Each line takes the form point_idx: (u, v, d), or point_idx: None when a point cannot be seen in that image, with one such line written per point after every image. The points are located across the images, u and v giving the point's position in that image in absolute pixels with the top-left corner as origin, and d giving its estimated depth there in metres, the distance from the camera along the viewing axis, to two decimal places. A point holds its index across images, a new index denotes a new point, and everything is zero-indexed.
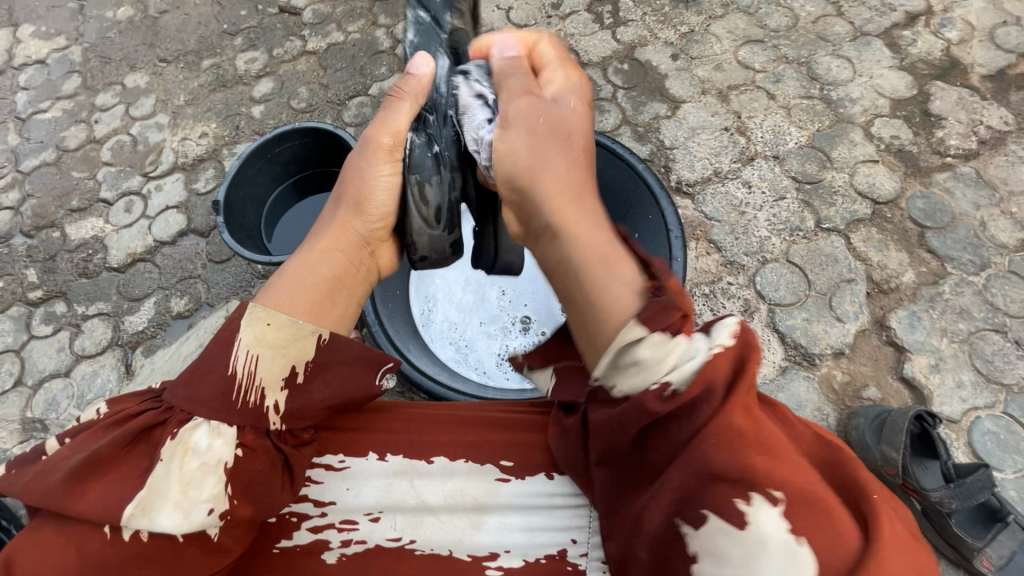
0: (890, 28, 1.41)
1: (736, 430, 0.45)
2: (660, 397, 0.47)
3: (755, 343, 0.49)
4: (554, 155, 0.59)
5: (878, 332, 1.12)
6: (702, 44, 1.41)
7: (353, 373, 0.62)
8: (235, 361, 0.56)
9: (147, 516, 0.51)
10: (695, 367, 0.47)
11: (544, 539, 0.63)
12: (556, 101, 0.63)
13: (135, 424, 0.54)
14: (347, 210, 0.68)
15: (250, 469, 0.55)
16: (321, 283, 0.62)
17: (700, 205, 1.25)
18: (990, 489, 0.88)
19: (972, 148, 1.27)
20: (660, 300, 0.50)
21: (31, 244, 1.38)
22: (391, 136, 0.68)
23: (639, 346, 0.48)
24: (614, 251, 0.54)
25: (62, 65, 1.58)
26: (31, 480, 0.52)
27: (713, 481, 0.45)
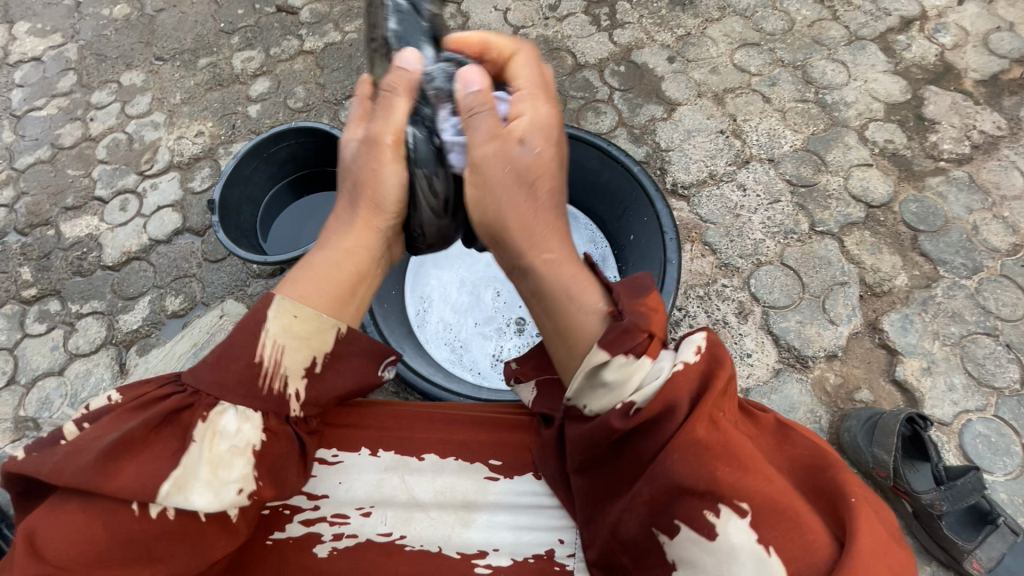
0: (885, 32, 1.42)
1: (701, 443, 0.46)
2: (623, 415, 0.50)
3: (720, 357, 0.50)
4: (525, 207, 0.61)
5: (871, 335, 1.13)
6: (698, 47, 1.42)
7: (363, 363, 0.63)
8: (261, 348, 0.55)
9: (181, 495, 0.51)
10: (656, 386, 0.49)
11: (533, 538, 0.64)
12: (523, 143, 0.61)
13: (164, 405, 0.53)
14: (363, 208, 0.66)
15: (273, 453, 0.56)
16: (344, 278, 0.62)
17: (696, 207, 1.25)
18: (981, 491, 0.89)
19: (965, 152, 1.28)
20: (621, 324, 0.53)
21: (25, 242, 1.37)
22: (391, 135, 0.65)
23: (605, 369, 0.52)
24: (583, 283, 0.58)
25: (58, 63, 1.57)
26: (58, 460, 0.50)
27: (681, 494, 0.46)
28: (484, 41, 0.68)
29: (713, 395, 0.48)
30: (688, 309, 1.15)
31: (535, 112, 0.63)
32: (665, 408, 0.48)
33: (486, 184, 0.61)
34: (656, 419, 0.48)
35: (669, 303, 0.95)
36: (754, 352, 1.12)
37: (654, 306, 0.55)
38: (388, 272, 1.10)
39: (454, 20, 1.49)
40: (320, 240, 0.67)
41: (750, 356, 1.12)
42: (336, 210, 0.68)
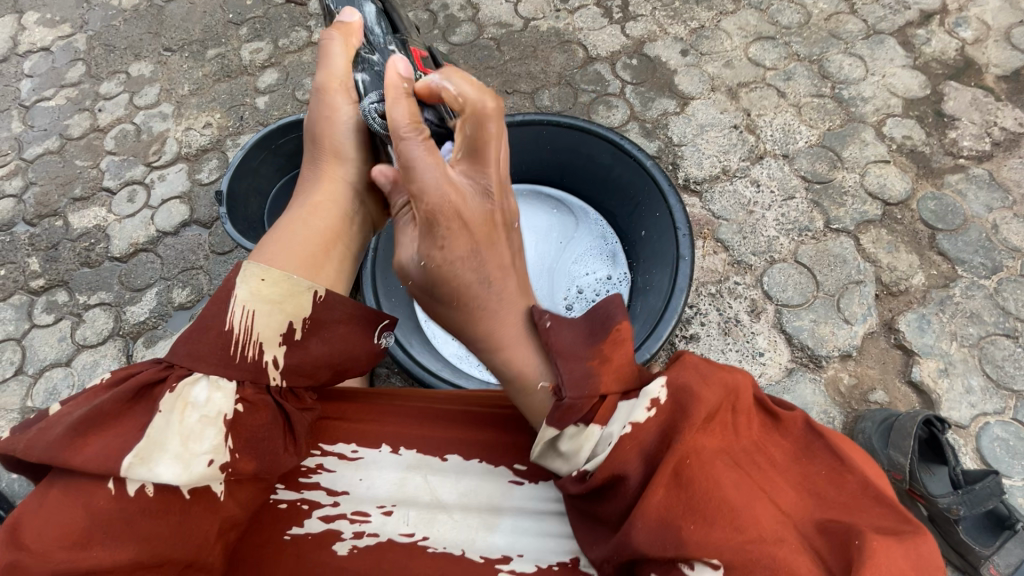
0: (904, 26, 1.39)
1: (661, 505, 0.45)
2: (579, 480, 0.50)
3: (685, 403, 0.47)
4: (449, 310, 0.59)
5: (887, 335, 1.10)
6: (712, 40, 1.40)
7: (350, 332, 0.61)
8: (231, 315, 0.55)
9: (146, 466, 0.49)
10: (602, 456, 0.48)
11: (557, 545, 0.62)
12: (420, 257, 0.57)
13: (135, 379, 0.52)
14: (326, 162, 0.75)
15: (250, 424, 0.54)
16: (321, 225, 0.69)
17: (708, 203, 1.23)
18: (999, 495, 0.87)
19: (985, 150, 1.25)
20: (563, 403, 0.52)
21: (33, 233, 1.37)
22: (338, 81, 0.77)
23: (559, 441, 0.52)
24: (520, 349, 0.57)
25: (67, 53, 1.57)
26: (32, 437, 0.49)
27: (647, 555, 0.46)
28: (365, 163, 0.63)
29: (676, 449, 0.46)
30: (700, 307, 1.14)
31: (423, 207, 0.55)
32: (616, 475, 0.47)
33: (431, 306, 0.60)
34: (612, 483, 0.48)
35: (681, 301, 0.93)
36: (766, 351, 1.10)
37: (604, 359, 0.52)
38: None
39: (464, 12, 1.47)
40: (291, 203, 0.73)
41: (762, 355, 1.10)
42: (303, 173, 0.76)
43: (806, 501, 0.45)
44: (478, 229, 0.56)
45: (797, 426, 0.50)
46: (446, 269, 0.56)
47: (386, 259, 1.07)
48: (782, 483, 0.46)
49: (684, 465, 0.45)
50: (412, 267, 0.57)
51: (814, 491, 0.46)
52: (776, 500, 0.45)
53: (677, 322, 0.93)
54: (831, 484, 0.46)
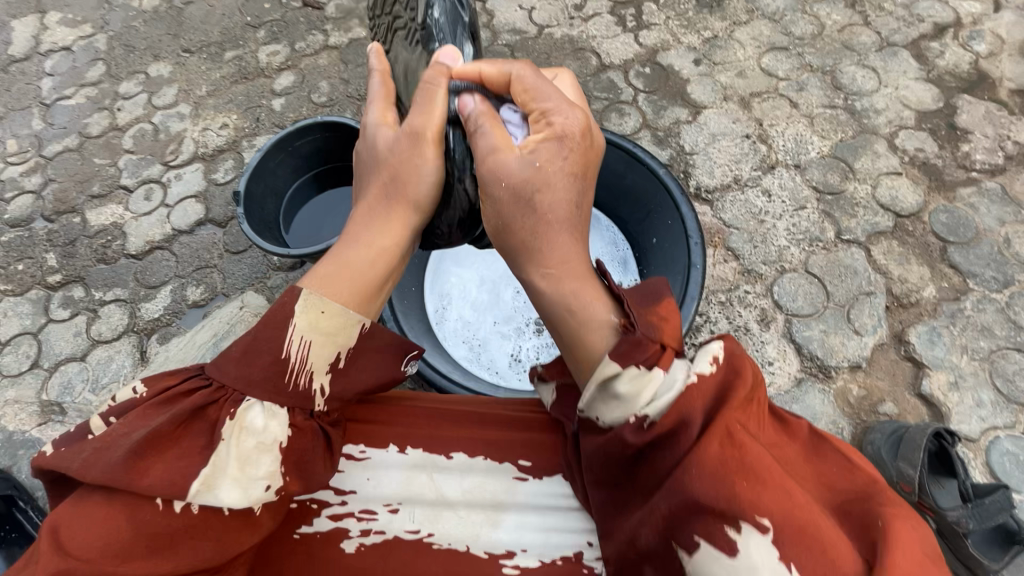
0: (918, 39, 1.40)
1: (717, 458, 0.45)
2: (638, 429, 0.49)
3: (737, 366, 0.50)
4: (523, 220, 0.63)
5: (897, 346, 1.10)
6: (725, 50, 1.40)
7: (385, 358, 0.63)
8: (288, 342, 0.55)
9: (208, 492, 0.50)
10: (670, 397, 0.48)
11: (561, 540, 0.64)
12: (524, 160, 0.62)
13: (190, 402, 0.52)
14: (398, 203, 0.68)
15: (300, 447, 0.55)
16: (376, 275, 0.63)
17: (720, 212, 1.24)
18: (1010, 508, 0.87)
19: (998, 163, 1.25)
20: (633, 335, 0.53)
21: (51, 228, 1.39)
22: (433, 132, 0.67)
23: (616, 380, 0.51)
24: (590, 296, 0.59)
25: (88, 53, 1.59)
26: (85, 457, 0.49)
27: (698, 511, 0.44)
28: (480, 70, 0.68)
29: (730, 409, 0.47)
30: (709, 315, 1.14)
31: (556, 123, 0.64)
32: (679, 421, 0.47)
33: (491, 207, 0.64)
34: (672, 432, 0.47)
35: (693, 308, 0.94)
36: (775, 360, 1.10)
37: (665, 315, 0.55)
38: (408, 269, 1.10)
39: (479, 18, 1.48)
40: (353, 227, 0.67)
41: (771, 364, 1.10)
42: (368, 199, 0.69)
43: (830, 494, 0.46)
44: (588, 153, 0.66)
45: (804, 430, 0.51)
46: (555, 180, 0.63)
47: None
48: (809, 473, 0.47)
49: (736, 427, 0.47)
50: (520, 168, 0.62)
51: (832, 483, 0.47)
52: (806, 483, 0.46)
53: (689, 328, 0.94)
54: (847, 477, 0.47)
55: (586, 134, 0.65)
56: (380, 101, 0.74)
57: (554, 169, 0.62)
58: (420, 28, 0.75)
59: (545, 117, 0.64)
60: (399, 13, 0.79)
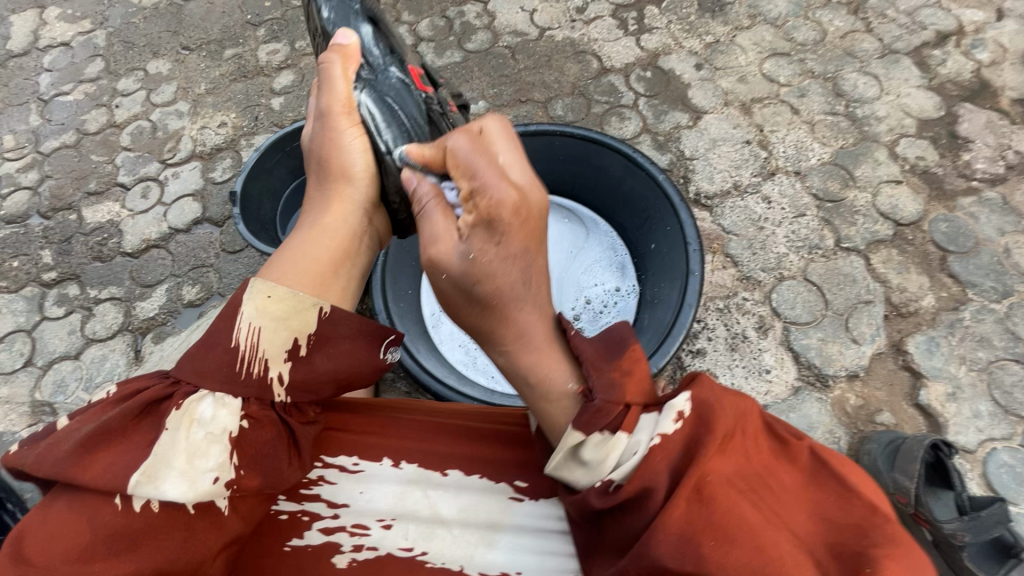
0: (920, 46, 1.39)
1: (682, 519, 0.45)
2: (603, 493, 0.51)
3: (708, 420, 0.48)
4: (467, 308, 0.60)
5: (895, 356, 1.10)
6: (727, 55, 1.40)
7: (355, 345, 0.62)
8: (238, 331, 0.56)
9: (153, 484, 0.49)
10: (633, 465, 0.49)
11: (557, 565, 0.62)
12: (462, 255, 0.56)
13: (144, 394, 0.53)
14: (334, 187, 0.73)
15: (258, 441, 0.54)
16: (325, 254, 0.67)
17: (718, 218, 1.23)
18: (1007, 522, 0.85)
19: (999, 173, 1.25)
20: (593, 404, 0.53)
21: (47, 226, 1.38)
22: (340, 106, 0.75)
23: (582, 448, 0.52)
24: (547, 357, 0.58)
25: (86, 49, 1.58)
26: (40, 454, 0.50)
27: (664, 574, 0.45)
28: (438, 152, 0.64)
29: (701, 463, 0.46)
30: (707, 322, 1.14)
31: (483, 205, 0.56)
32: (643, 486, 0.47)
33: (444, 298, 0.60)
34: (637, 496, 0.48)
35: (690, 316, 0.93)
36: (773, 368, 1.10)
37: (629, 369, 0.55)
38: (404, 272, 1.09)
39: (480, 19, 1.47)
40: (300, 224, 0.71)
41: (769, 372, 1.10)
42: (312, 196, 0.75)
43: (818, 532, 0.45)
44: (533, 219, 0.58)
45: (808, 454, 0.49)
46: (494, 267, 0.56)
47: (398, 263, 1.07)
48: (797, 506, 0.46)
49: (708, 480, 0.46)
50: (457, 262, 0.57)
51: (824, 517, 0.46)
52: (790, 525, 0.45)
53: (686, 336, 0.94)
54: (842, 509, 0.46)
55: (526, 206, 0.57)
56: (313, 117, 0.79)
57: (490, 257, 0.56)
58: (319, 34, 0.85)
59: (473, 198, 0.57)
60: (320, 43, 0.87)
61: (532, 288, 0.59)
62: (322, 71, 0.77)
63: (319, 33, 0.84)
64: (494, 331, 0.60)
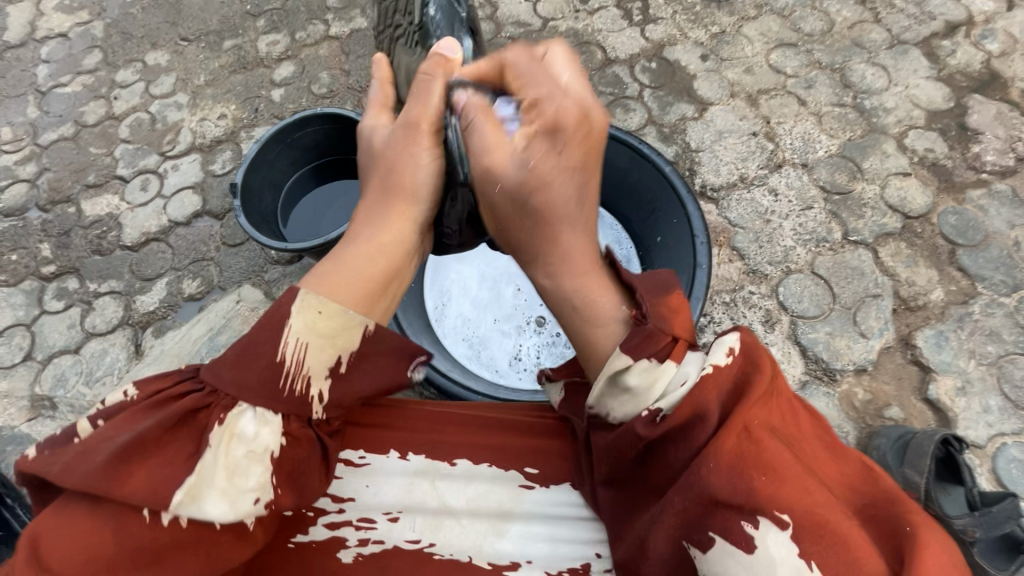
0: (929, 37, 1.37)
1: (733, 453, 0.44)
2: (649, 422, 0.50)
3: (755, 359, 0.50)
4: (518, 220, 0.61)
5: (903, 350, 1.09)
6: (733, 45, 1.38)
7: (389, 363, 0.60)
8: (284, 346, 0.53)
9: (195, 504, 0.49)
10: (681, 394, 0.49)
11: (569, 551, 0.62)
12: (520, 164, 0.57)
13: (181, 406, 0.50)
14: (397, 198, 0.66)
15: (293, 458, 0.54)
16: (380, 273, 0.60)
17: (725, 210, 1.22)
18: (1017, 518, 0.84)
19: (1009, 165, 1.23)
20: (645, 328, 0.53)
21: (46, 219, 1.37)
22: (429, 122, 0.65)
23: (627, 373, 0.52)
24: (598, 286, 0.59)
25: (84, 40, 1.56)
26: (68, 462, 0.48)
27: (712, 506, 0.44)
28: (494, 64, 0.62)
29: (748, 402, 0.46)
30: (713, 315, 1.12)
31: (548, 111, 0.56)
32: (694, 415, 0.47)
33: (494, 211, 0.62)
34: (687, 424, 0.47)
35: (698, 309, 0.92)
36: (780, 363, 1.09)
37: (675, 308, 0.56)
38: None
39: (483, 10, 1.45)
40: (353, 232, 0.64)
41: None
42: (365, 201, 0.67)
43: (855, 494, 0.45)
44: (594, 137, 0.58)
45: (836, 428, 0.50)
46: (551, 178, 0.57)
47: None
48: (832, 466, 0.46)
49: (755, 421, 0.46)
50: (513, 172, 0.58)
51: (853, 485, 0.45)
52: (828, 482, 0.45)
53: (693, 329, 0.93)
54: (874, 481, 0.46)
55: (590, 117, 0.57)
56: (378, 105, 0.73)
57: (550, 167, 0.57)
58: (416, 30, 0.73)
59: (536, 108, 0.57)
60: (400, 23, 0.76)
61: (585, 210, 0.60)
62: (416, 80, 0.66)
63: (414, 28, 0.74)
64: (542, 250, 0.61)
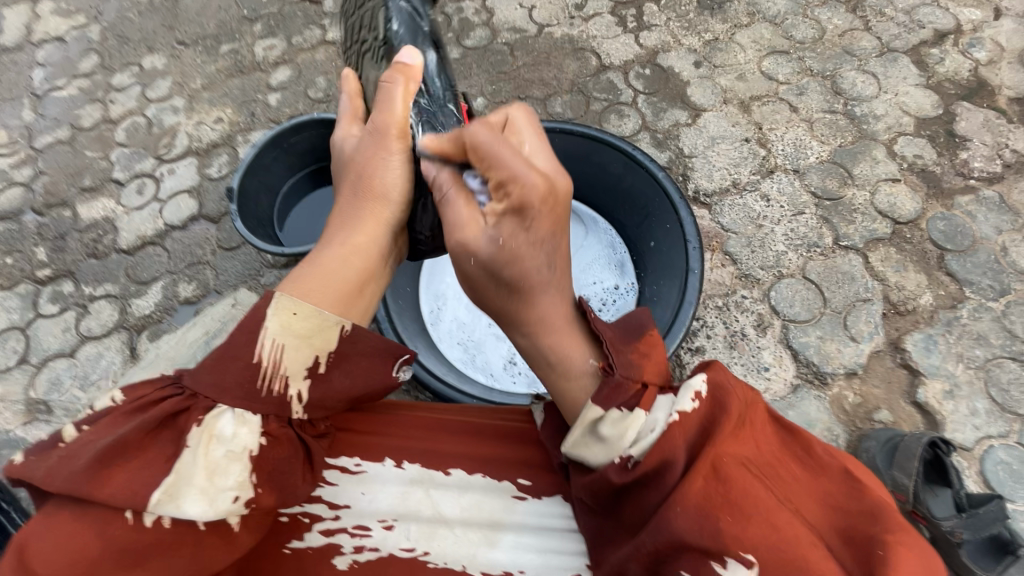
0: (918, 45, 1.39)
1: (700, 495, 0.46)
2: (622, 469, 0.51)
3: (722, 399, 0.51)
4: (495, 289, 0.61)
5: (893, 354, 1.10)
6: (726, 52, 1.40)
7: (372, 364, 0.60)
8: (261, 346, 0.54)
9: (173, 503, 0.49)
10: (652, 440, 0.50)
11: (561, 562, 0.62)
12: (491, 242, 0.57)
13: (160, 409, 0.51)
14: (369, 201, 0.67)
15: (273, 459, 0.54)
16: (356, 275, 0.62)
17: (717, 216, 1.23)
18: (1004, 519, 0.87)
19: (996, 172, 1.26)
20: (613, 378, 0.56)
21: (41, 222, 1.37)
22: (397, 127, 0.69)
23: (600, 423, 0.54)
24: (569, 339, 0.61)
25: (81, 43, 1.57)
26: (52, 465, 0.48)
27: (681, 549, 0.45)
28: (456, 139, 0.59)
29: (716, 443, 0.48)
30: (706, 320, 1.13)
31: (515, 194, 0.54)
32: (662, 461, 0.48)
33: (468, 277, 0.61)
34: (656, 471, 0.48)
35: (690, 314, 0.93)
36: (771, 366, 1.10)
37: (646, 352, 0.59)
38: (402, 269, 1.09)
39: (479, 16, 1.47)
40: (328, 234, 0.66)
41: (767, 370, 1.10)
42: (338, 204, 0.69)
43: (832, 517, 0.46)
44: (559, 205, 0.56)
45: (819, 445, 0.51)
46: (523, 252, 0.57)
47: None
48: (807, 494, 0.47)
49: (723, 460, 0.47)
50: (484, 246, 0.57)
51: (836, 504, 0.46)
52: (803, 510, 0.46)
53: (686, 333, 0.94)
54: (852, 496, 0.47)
55: (557, 196, 0.56)
56: (346, 116, 0.74)
57: (521, 245, 0.57)
58: (381, 44, 0.78)
59: (502, 189, 0.55)
60: (366, 39, 0.81)
61: (557, 273, 0.61)
62: (379, 88, 0.69)
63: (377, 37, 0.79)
64: (518, 313, 0.62)
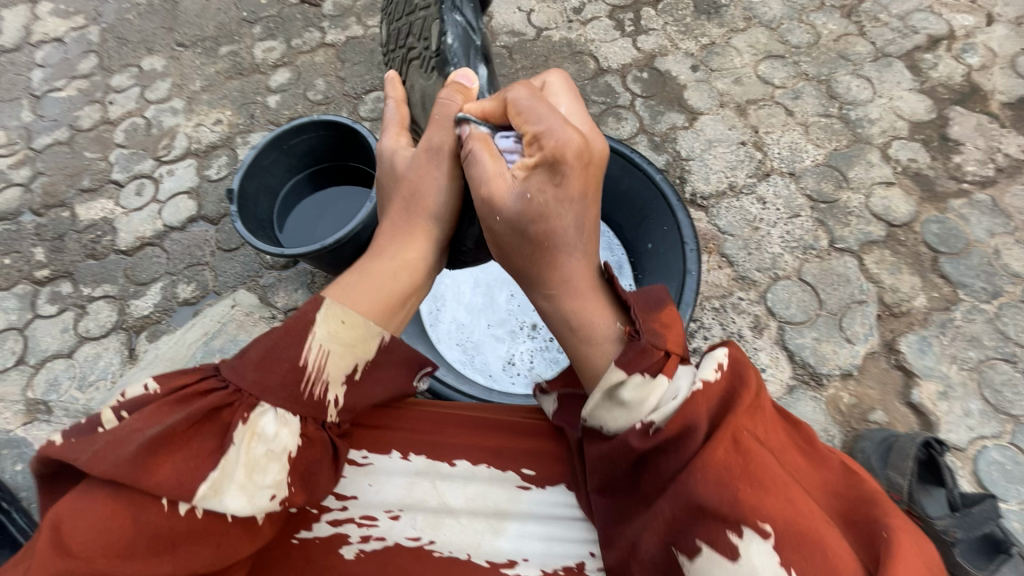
0: (912, 50, 1.41)
1: (721, 463, 0.47)
2: (643, 435, 0.52)
3: (740, 373, 0.53)
4: (519, 241, 0.65)
5: (887, 355, 1.12)
6: (723, 56, 1.41)
7: (399, 372, 0.63)
8: (308, 352, 0.55)
9: (216, 498, 0.50)
10: (675, 406, 0.51)
11: (563, 550, 0.64)
12: (518, 196, 0.63)
13: (207, 402, 0.51)
14: (419, 218, 0.71)
15: (307, 459, 0.56)
16: (401, 287, 0.64)
17: (714, 218, 1.24)
18: (996, 518, 0.87)
19: (989, 175, 1.27)
20: (639, 343, 0.56)
21: (40, 223, 1.37)
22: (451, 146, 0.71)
23: (622, 388, 0.54)
24: (594, 306, 0.63)
25: (80, 45, 1.57)
26: (97, 450, 0.48)
27: (699, 513, 0.47)
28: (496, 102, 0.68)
29: (736, 414, 0.50)
30: (703, 321, 1.15)
31: (549, 145, 0.61)
32: (684, 426, 0.50)
33: (493, 231, 0.67)
34: (678, 436, 0.50)
35: (688, 314, 0.94)
36: (768, 367, 1.11)
37: (667, 322, 0.58)
38: None
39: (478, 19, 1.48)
40: (377, 245, 0.69)
41: (764, 371, 1.11)
42: (388, 217, 0.72)
43: (834, 501, 0.48)
44: (591, 167, 0.63)
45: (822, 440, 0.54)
46: (551, 207, 0.63)
47: None
48: (813, 479, 0.50)
49: (742, 433, 0.49)
50: (514, 202, 0.63)
51: (835, 490, 0.49)
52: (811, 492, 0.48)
53: None
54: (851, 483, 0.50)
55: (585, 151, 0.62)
56: (395, 127, 0.78)
57: (548, 198, 0.63)
58: (433, 55, 0.77)
59: (538, 141, 0.62)
60: (416, 46, 0.80)
61: (585, 236, 0.65)
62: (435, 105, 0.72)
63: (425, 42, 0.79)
64: (541, 272, 0.66)
